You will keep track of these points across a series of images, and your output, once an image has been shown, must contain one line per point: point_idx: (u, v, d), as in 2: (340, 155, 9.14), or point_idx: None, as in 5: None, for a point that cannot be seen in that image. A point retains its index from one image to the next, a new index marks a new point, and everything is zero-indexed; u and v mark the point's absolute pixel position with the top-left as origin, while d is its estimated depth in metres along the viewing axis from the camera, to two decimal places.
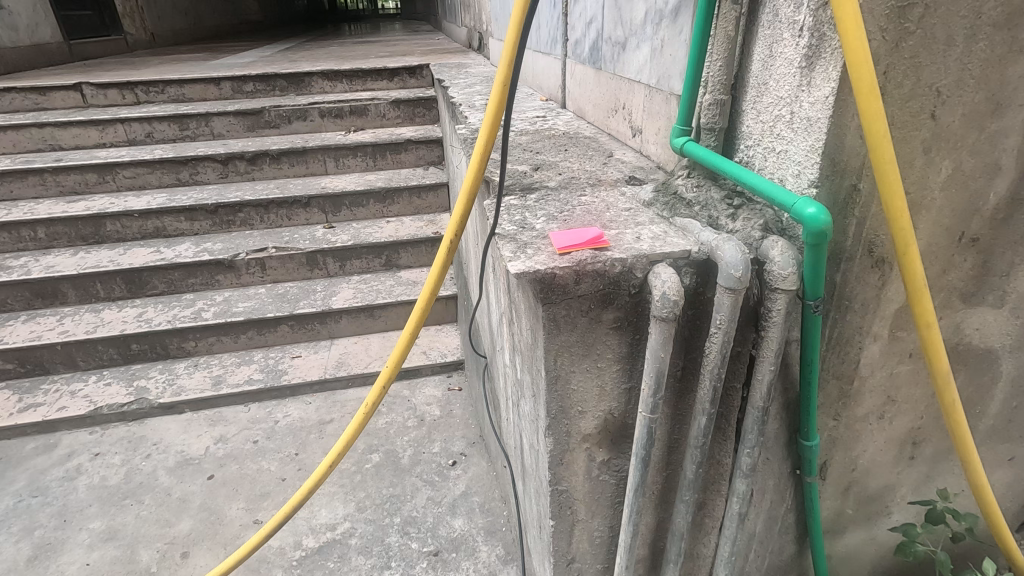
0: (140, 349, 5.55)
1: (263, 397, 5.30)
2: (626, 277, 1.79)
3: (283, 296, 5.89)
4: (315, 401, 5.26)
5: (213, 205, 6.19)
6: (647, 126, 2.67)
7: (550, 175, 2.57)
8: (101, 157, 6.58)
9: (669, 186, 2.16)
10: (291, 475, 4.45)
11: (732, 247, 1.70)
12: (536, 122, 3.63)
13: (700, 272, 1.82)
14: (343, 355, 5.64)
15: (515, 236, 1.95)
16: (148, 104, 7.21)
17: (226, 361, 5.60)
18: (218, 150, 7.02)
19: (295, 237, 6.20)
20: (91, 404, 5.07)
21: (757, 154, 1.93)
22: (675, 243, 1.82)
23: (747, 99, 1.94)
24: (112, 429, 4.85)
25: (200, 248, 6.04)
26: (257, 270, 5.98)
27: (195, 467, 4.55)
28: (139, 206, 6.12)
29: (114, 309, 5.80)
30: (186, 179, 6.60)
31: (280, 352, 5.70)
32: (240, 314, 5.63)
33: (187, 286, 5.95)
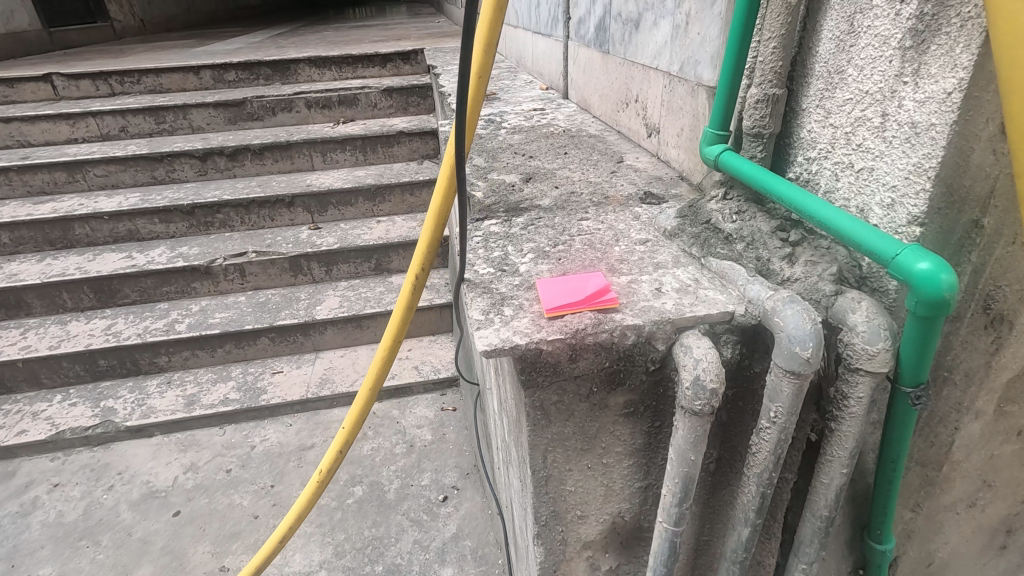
0: (105, 366, 4.58)
1: (241, 419, 4.38)
2: (642, 349, 1.27)
3: (265, 305, 4.88)
4: (296, 423, 4.34)
5: (175, 203, 5.10)
6: (666, 125, 2.14)
7: (544, 189, 2.04)
8: (71, 152, 5.54)
9: (697, 209, 1.62)
10: (262, 513, 3.61)
11: (797, 312, 1.17)
12: (533, 117, 3.09)
13: (746, 340, 1.31)
14: (325, 370, 4.64)
15: (490, 284, 1.44)
16: (120, 91, 6.12)
17: (195, 379, 4.64)
18: (163, 135, 5.80)
19: (278, 240, 5.11)
20: (54, 433, 4.18)
21: (824, 170, 1.39)
22: (710, 299, 1.30)
23: (810, 94, 1.39)
24: (80, 476, 3.97)
25: (170, 252, 5.01)
26: (229, 271, 4.93)
27: (156, 505, 3.69)
28: (102, 205, 5.12)
29: (78, 322, 4.82)
30: (146, 176, 5.48)
31: (262, 367, 4.72)
32: (207, 328, 4.65)
33: (159, 296, 4.92)
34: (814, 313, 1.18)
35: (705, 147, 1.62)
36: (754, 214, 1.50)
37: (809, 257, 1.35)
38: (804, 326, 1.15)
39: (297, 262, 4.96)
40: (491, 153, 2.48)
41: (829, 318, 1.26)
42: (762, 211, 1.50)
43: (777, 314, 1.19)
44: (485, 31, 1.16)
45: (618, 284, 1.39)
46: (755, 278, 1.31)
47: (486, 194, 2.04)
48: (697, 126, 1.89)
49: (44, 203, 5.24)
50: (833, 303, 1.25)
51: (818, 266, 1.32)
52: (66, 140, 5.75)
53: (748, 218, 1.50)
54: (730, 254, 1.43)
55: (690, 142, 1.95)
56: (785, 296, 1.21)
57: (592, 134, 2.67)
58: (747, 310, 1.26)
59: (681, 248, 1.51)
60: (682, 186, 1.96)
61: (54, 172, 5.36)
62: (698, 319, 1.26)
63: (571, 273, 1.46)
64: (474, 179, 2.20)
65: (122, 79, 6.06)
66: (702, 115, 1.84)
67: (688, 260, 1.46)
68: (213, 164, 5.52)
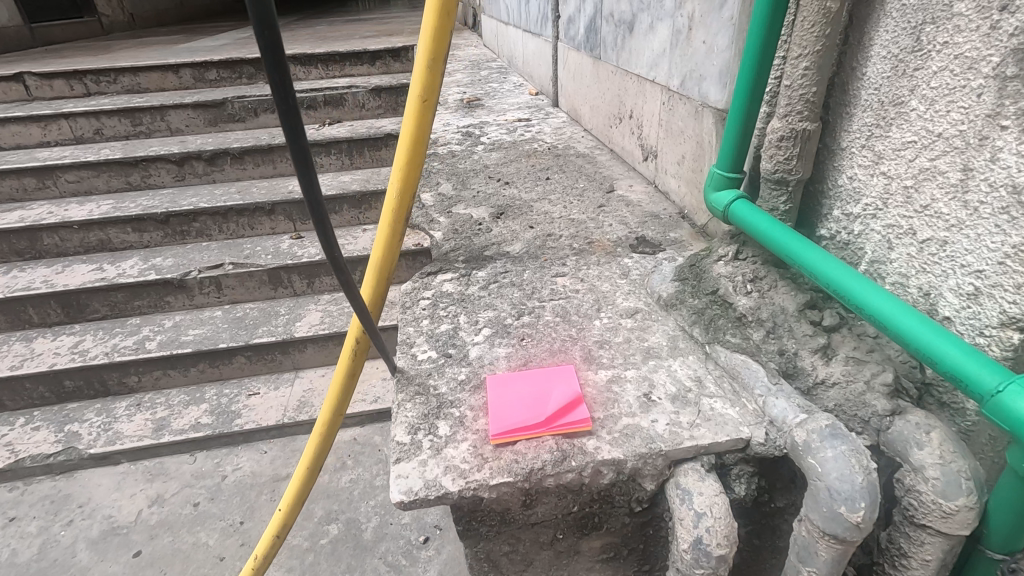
0: (74, 389, 2.45)
1: (214, 449, 2.27)
2: (625, 487, 0.94)
3: (245, 320, 2.64)
4: (274, 450, 2.25)
5: (155, 214, 2.79)
6: (665, 149, 1.78)
7: (516, 229, 1.69)
8: (45, 154, 3.08)
9: (701, 270, 1.28)
10: (231, 559, 1.82)
11: (844, 453, 0.82)
12: (517, 129, 2.73)
13: (765, 471, 0.96)
14: (301, 393, 2.45)
15: (427, 378, 1.10)
16: (101, 90, 3.51)
17: (173, 399, 2.48)
18: (136, 136, 3.28)
19: (260, 252, 2.78)
20: (14, 463, 2.18)
21: (873, 232, 1.03)
22: (717, 417, 0.95)
23: (856, 130, 1.03)
24: (41, 514, 2.05)
25: (144, 264, 2.72)
26: (202, 283, 2.65)
27: (113, 555, 1.85)
28: (80, 215, 2.80)
29: (47, 336, 2.61)
30: (138, 182, 3.03)
31: (233, 391, 2.50)
32: (186, 343, 2.49)
33: (130, 308, 2.66)
34: (868, 454, 0.82)
35: (711, 193, 1.28)
36: (775, 284, 1.15)
37: (852, 353, 1.00)
38: (854, 476, 0.80)
39: (273, 272, 2.66)
40: (461, 177, 2.14)
41: (883, 447, 0.90)
42: (786, 279, 1.16)
43: (815, 452, 0.84)
44: (431, 44, 0.86)
45: (593, 384, 1.04)
46: (779, 388, 0.96)
47: (447, 236, 1.69)
48: (700, 155, 1.54)
49: (13, 211, 2.87)
50: (888, 428, 0.90)
51: (864, 368, 0.97)
52: (13, 140, 3.19)
53: (767, 289, 1.15)
54: (744, 342, 1.08)
55: (693, 172, 1.60)
56: (824, 424, 0.86)
57: (580, 152, 2.31)
58: (768, 437, 0.91)
59: (680, 328, 1.16)
60: (683, 227, 1.61)
61: (23, 177, 2.94)
62: (699, 449, 0.91)
63: (536, 361, 1.11)
64: (435, 213, 1.86)
65: (104, 76, 3.46)
66: (706, 142, 1.49)
67: (688, 347, 1.11)
68: (252, 160, 3.07)
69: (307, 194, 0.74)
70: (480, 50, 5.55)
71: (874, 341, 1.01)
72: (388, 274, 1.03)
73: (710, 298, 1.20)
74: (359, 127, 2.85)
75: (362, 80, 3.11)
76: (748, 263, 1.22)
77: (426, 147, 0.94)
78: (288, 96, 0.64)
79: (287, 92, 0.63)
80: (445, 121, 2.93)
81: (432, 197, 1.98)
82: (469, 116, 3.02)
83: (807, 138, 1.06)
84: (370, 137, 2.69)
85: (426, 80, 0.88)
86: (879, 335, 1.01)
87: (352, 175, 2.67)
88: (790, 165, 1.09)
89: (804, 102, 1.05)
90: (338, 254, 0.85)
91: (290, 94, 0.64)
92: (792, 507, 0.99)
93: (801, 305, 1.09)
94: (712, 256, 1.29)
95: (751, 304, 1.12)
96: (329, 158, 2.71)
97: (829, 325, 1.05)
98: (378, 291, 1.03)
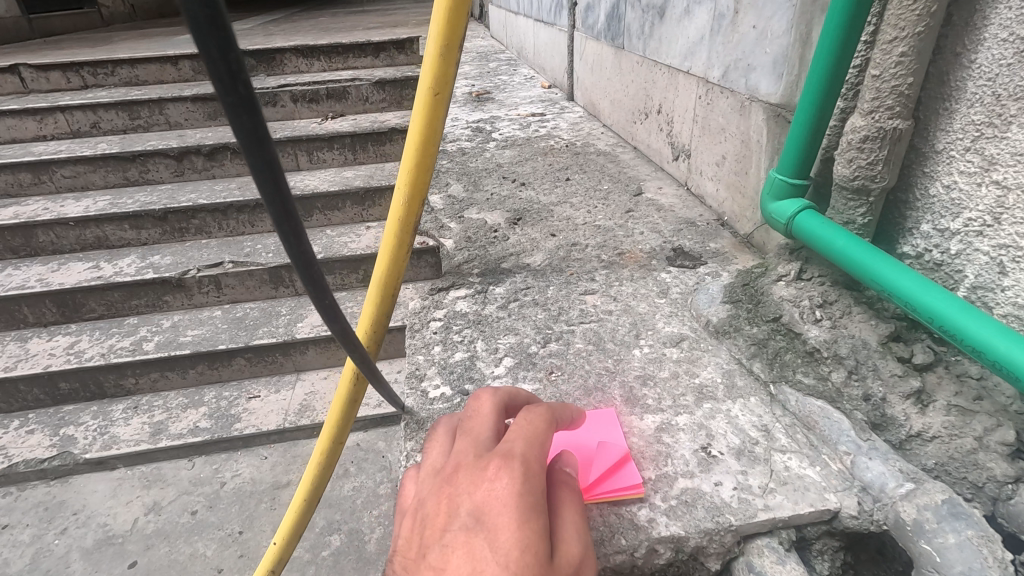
0: (70, 391, 2.09)
1: (214, 454, 1.94)
2: (684, 566, 0.77)
3: (243, 321, 2.20)
4: (275, 455, 1.92)
5: (154, 209, 2.34)
6: (700, 148, 1.61)
7: (536, 237, 1.52)
8: (42, 149, 2.64)
9: (758, 292, 1.12)
10: (230, 572, 1.58)
11: (970, 540, 0.66)
12: (531, 124, 2.55)
13: (851, 544, 0.79)
14: (304, 394, 2.07)
15: (440, 423, 0.95)
16: (100, 85, 2.99)
17: (171, 400, 2.10)
18: (135, 132, 2.78)
19: (258, 250, 2.31)
20: (6, 466, 1.87)
21: (977, 252, 0.86)
22: (794, 479, 0.78)
23: (958, 130, 0.86)
24: (34, 521, 1.77)
25: (142, 261, 2.29)
26: (201, 282, 2.21)
27: (106, 565, 1.61)
28: (77, 211, 2.38)
29: (40, 336, 2.22)
30: (136, 179, 2.58)
31: (238, 391, 2.12)
32: (186, 344, 2.09)
33: (127, 307, 2.24)
34: (1000, 541, 0.66)
35: (770, 202, 1.12)
36: (850, 310, 0.99)
37: (954, 401, 0.83)
38: (987, 572, 0.63)
39: (274, 271, 2.21)
40: (473, 177, 1.96)
41: (1002, 520, 0.73)
42: (863, 305, 0.99)
43: (931, 537, 0.68)
44: (443, 27, 0.70)
45: (639, 433, 0.88)
46: (871, 446, 0.80)
47: (459, 246, 1.52)
48: (745, 156, 1.37)
49: (7, 210, 2.43)
50: (1011, 500, 0.72)
51: (971, 421, 0.80)
52: (10, 134, 2.74)
53: (840, 316, 0.99)
54: (820, 384, 0.92)
55: (735, 175, 1.42)
56: (941, 499, 0.70)
57: (600, 150, 2.14)
58: (862, 508, 0.74)
59: (737, 361, 1.00)
60: (724, 236, 1.43)
61: (19, 172, 2.52)
62: (777, 522, 0.74)
63: (569, 402, 0.95)
64: (446, 219, 1.70)
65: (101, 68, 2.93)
66: (754, 142, 1.32)
67: (747, 386, 0.94)
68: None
69: (278, 217, 0.56)
70: (487, 42, 5.34)
71: (979, 385, 0.84)
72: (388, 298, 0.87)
73: (770, 326, 1.04)
74: (363, 121, 2.67)
75: (365, 72, 2.93)
76: (814, 284, 1.07)
77: (436, 153, 0.78)
78: (241, 88, 0.46)
79: (237, 83, 0.45)
80: (454, 115, 2.75)
81: (442, 200, 1.81)
82: (478, 110, 2.84)
83: (896, 139, 0.89)
84: (374, 132, 2.51)
85: (437, 71, 0.72)
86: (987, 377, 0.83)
87: (355, 172, 2.49)
88: (873, 171, 0.92)
89: (896, 95, 0.87)
90: (325, 292, 0.68)
91: (243, 85, 0.46)
92: None
93: (885, 338, 0.92)
94: (770, 275, 1.14)
95: (825, 335, 0.96)
96: (333, 153, 2.54)
97: (921, 363, 0.88)
98: (378, 317, 0.88)
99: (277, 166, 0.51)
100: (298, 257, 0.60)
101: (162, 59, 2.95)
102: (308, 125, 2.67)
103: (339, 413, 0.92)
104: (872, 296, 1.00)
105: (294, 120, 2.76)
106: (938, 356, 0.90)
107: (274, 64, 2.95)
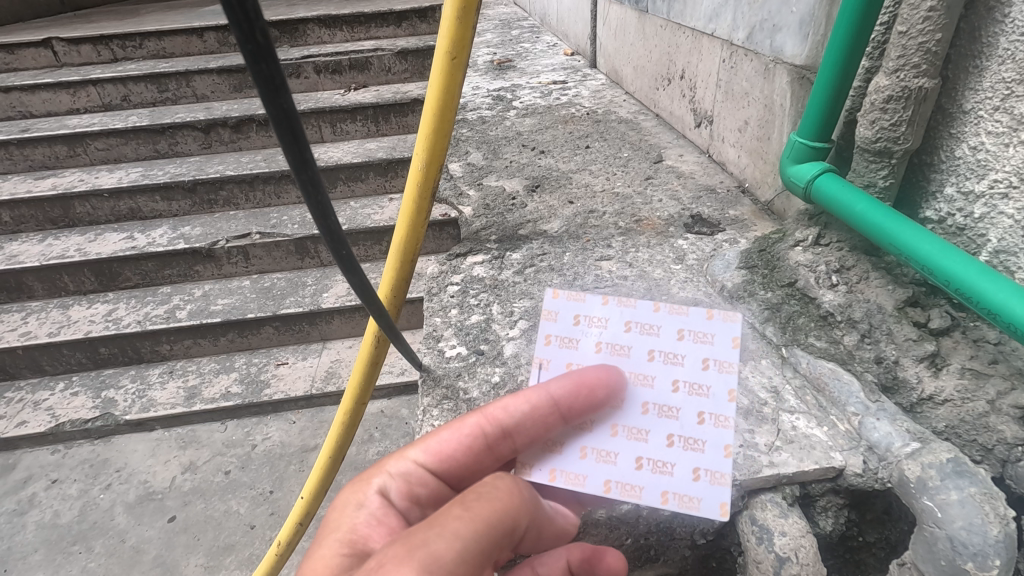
0: (109, 356, 2.19)
1: (245, 417, 2.03)
2: (689, 519, 0.79)
3: (270, 289, 2.26)
4: (301, 420, 2.00)
5: (183, 180, 2.40)
6: (723, 114, 1.58)
7: (554, 204, 1.53)
8: (76, 122, 2.71)
9: (774, 258, 1.12)
10: (262, 528, 1.67)
11: (973, 497, 0.66)
12: (552, 92, 2.52)
13: (856, 502, 0.81)
14: (329, 362, 2.14)
15: (456, 380, 1.00)
16: (129, 57, 3.02)
17: (204, 366, 2.19)
18: (164, 104, 2.83)
19: (284, 220, 2.36)
20: (54, 427, 1.99)
21: (1002, 216, 0.84)
22: (800, 438, 0.80)
23: (987, 89, 0.83)
24: (81, 476, 1.89)
25: (174, 232, 2.36)
26: (230, 253, 2.28)
27: (148, 520, 1.72)
28: (111, 182, 2.45)
29: (81, 304, 2.32)
30: (166, 151, 2.64)
31: (266, 358, 2.19)
32: (216, 313, 2.16)
33: (161, 277, 2.33)
34: (1004, 499, 0.67)
35: (791, 165, 1.11)
36: (867, 276, 0.98)
37: (969, 364, 0.82)
38: (987, 528, 0.64)
39: (300, 242, 2.26)
40: (493, 146, 1.97)
41: (1010, 481, 0.73)
42: (881, 270, 0.98)
43: (933, 494, 0.69)
44: None
45: None
46: (879, 407, 0.81)
47: (478, 214, 1.54)
48: (768, 121, 1.34)
49: (46, 182, 2.53)
50: (1019, 462, 0.72)
51: (985, 384, 0.79)
52: (45, 107, 2.81)
53: (857, 282, 0.98)
54: (832, 347, 0.93)
55: (758, 140, 1.40)
56: (946, 459, 0.71)
57: (622, 118, 2.11)
58: (867, 466, 0.76)
59: (750, 325, 1.01)
60: (743, 204, 1.42)
61: (54, 144, 2.60)
62: (781, 478, 0.76)
63: None
64: (465, 186, 1.71)
65: (129, 40, 2.96)
66: (777, 105, 1.29)
67: (759, 349, 0.96)
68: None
69: (296, 166, 0.58)
70: (511, 9, 5.22)
71: (997, 349, 0.83)
72: (413, 255, 0.91)
73: (785, 292, 1.05)
74: (385, 92, 2.67)
75: (387, 42, 2.91)
76: (832, 249, 1.06)
77: (454, 117, 0.82)
78: (259, 37, 0.48)
79: (254, 30, 0.47)
80: (475, 84, 2.73)
81: (461, 168, 1.83)
82: (500, 78, 2.81)
83: (921, 99, 0.87)
84: (396, 102, 2.50)
85: (456, 36, 0.74)
86: (1004, 342, 0.82)
87: (377, 143, 2.50)
88: (896, 132, 0.91)
89: (923, 52, 0.85)
90: (337, 226, 0.69)
91: (261, 33, 0.48)
92: (883, 542, 0.84)
93: (901, 304, 0.91)
94: (787, 241, 1.13)
95: (839, 300, 0.96)
96: (355, 124, 2.55)
97: (937, 328, 0.87)
98: (401, 271, 0.92)
99: (291, 102, 0.53)
100: (311, 188, 0.61)
101: (188, 31, 2.97)
102: (331, 96, 2.68)
103: (361, 374, 1.00)
104: (890, 261, 0.99)
105: (317, 91, 2.78)
106: (955, 321, 0.89)
107: (297, 35, 2.96)
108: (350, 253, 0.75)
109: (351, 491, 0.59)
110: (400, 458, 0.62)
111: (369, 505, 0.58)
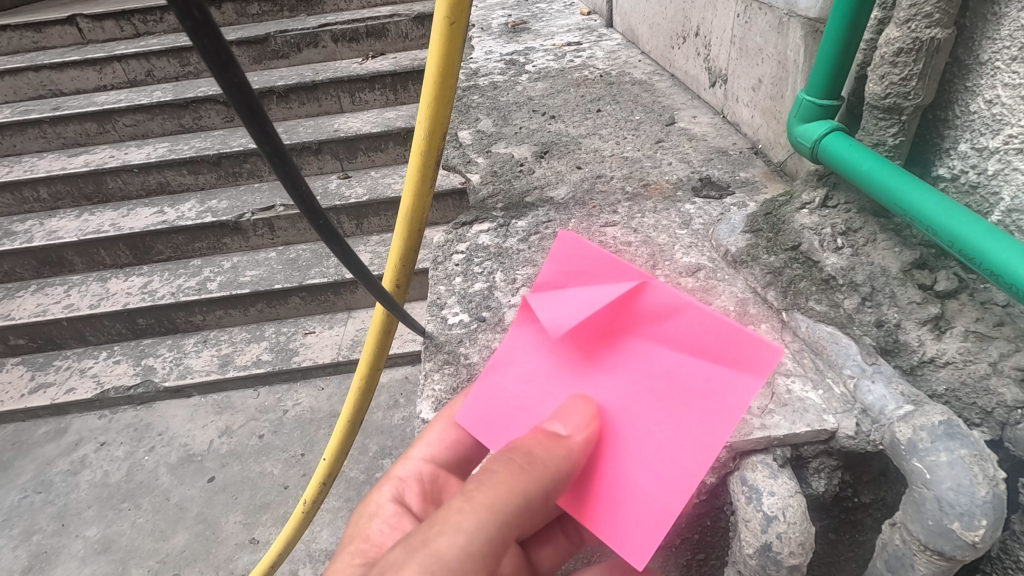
0: (147, 326, 2.29)
1: (272, 384, 2.11)
2: None
3: (291, 261, 2.32)
4: (325, 387, 2.07)
5: (208, 154, 2.44)
6: (737, 72, 1.53)
7: (563, 169, 1.52)
8: (104, 99, 2.77)
9: (780, 221, 1.10)
10: (295, 489, 1.76)
11: (962, 459, 0.66)
12: (566, 54, 2.46)
13: (851, 464, 0.82)
14: (353, 331, 2.19)
15: (458, 346, 1.03)
16: (151, 32, 3.05)
17: (236, 336, 2.27)
18: (187, 78, 2.86)
19: None
20: (99, 394, 2.11)
21: (1015, 172, 0.80)
22: (794, 401, 0.81)
23: (1007, 38, 0.79)
24: (126, 439, 2.01)
25: (201, 206, 2.42)
26: (255, 226, 2.33)
27: (189, 480, 1.83)
28: (139, 158, 2.51)
29: (118, 277, 2.41)
30: (191, 125, 2.68)
31: (290, 327, 2.26)
32: (245, 284, 2.23)
33: (191, 249, 2.41)
34: (994, 460, 0.66)
35: (797, 125, 1.07)
36: (874, 238, 0.96)
37: (973, 327, 0.80)
38: (975, 488, 0.64)
39: None
40: (503, 112, 1.94)
41: (1009, 444, 0.72)
42: (890, 232, 0.95)
43: (923, 455, 0.68)
44: None
45: None
46: (876, 369, 0.81)
47: (487, 181, 1.53)
48: (781, 79, 1.30)
49: (77, 159, 2.60)
50: (1018, 425, 0.71)
51: (988, 347, 0.77)
52: (75, 85, 2.88)
53: (864, 244, 0.96)
54: (832, 310, 0.93)
55: (771, 100, 1.36)
56: (938, 421, 0.70)
57: (636, 79, 2.06)
58: (860, 429, 0.77)
59: (752, 290, 1.02)
60: (757, 166, 1.39)
61: (84, 121, 2.67)
62: (772, 440, 0.78)
63: None
64: (473, 153, 1.71)
65: (150, 14, 2.98)
66: (790, 61, 1.24)
67: (759, 313, 0.96)
68: (298, 99, 2.55)
69: (262, 141, 0.56)
70: None
71: (1005, 312, 0.79)
72: (419, 228, 0.92)
73: (789, 255, 1.04)
74: (401, 59, 2.64)
75: (403, 6, 2.85)
76: (839, 211, 1.03)
77: (455, 84, 0.80)
78: (196, 11, 0.44)
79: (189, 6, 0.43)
80: (489, 48, 2.68)
81: (471, 135, 1.82)
82: (513, 41, 2.75)
83: (933, 50, 0.83)
84: (411, 69, 2.48)
85: (453, 5, 0.72)
86: (1012, 304, 0.79)
87: (395, 112, 2.49)
88: (906, 87, 0.87)
89: (936, 1, 0.80)
90: (313, 196, 0.65)
91: (196, 6, 0.44)
92: (879, 503, 0.85)
93: (907, 266, 0.89)
94: (794, 204, 1.11)
95: (843, 263, 0.95)
96: (373, 93, 2.54)
97: (943, 291, 0.84)
98: (410, 244, 0.93)
99: (242, 76, 0.50)
100: (276, 159, 0.58)
101: None
102: (348, 65, 2.67)
103: (374, 344, 1.03)
104: (900, 222, 0.96)
105: (335, 60, 2.78)
106: (964, 283, 0.85)
107: (313, 3, 2.92)
108: (330, 222, 0.73)
109: (361, 513, 0.68)
110: (405, 463, 0.74)
111: (387, 513, 0.67)
